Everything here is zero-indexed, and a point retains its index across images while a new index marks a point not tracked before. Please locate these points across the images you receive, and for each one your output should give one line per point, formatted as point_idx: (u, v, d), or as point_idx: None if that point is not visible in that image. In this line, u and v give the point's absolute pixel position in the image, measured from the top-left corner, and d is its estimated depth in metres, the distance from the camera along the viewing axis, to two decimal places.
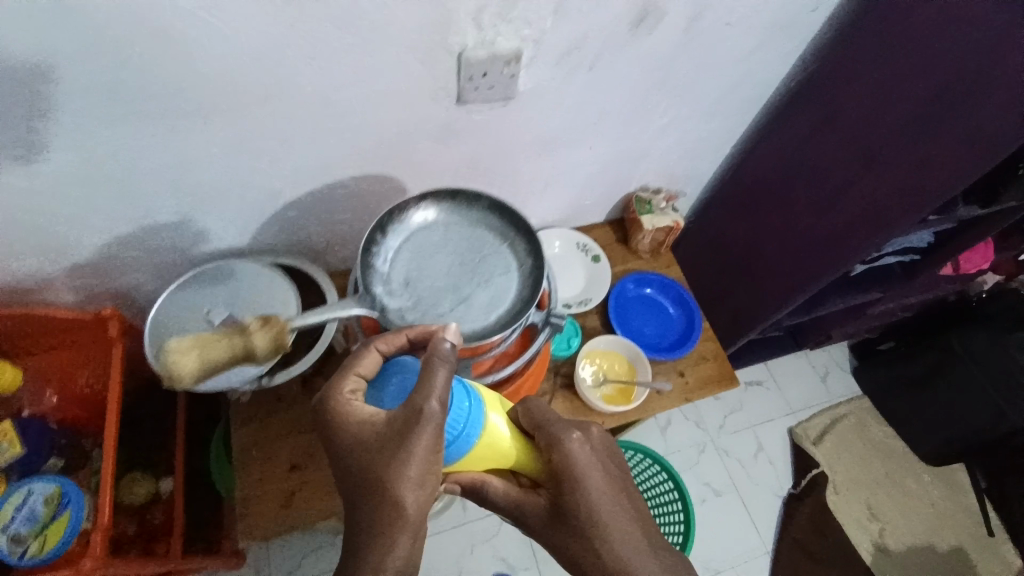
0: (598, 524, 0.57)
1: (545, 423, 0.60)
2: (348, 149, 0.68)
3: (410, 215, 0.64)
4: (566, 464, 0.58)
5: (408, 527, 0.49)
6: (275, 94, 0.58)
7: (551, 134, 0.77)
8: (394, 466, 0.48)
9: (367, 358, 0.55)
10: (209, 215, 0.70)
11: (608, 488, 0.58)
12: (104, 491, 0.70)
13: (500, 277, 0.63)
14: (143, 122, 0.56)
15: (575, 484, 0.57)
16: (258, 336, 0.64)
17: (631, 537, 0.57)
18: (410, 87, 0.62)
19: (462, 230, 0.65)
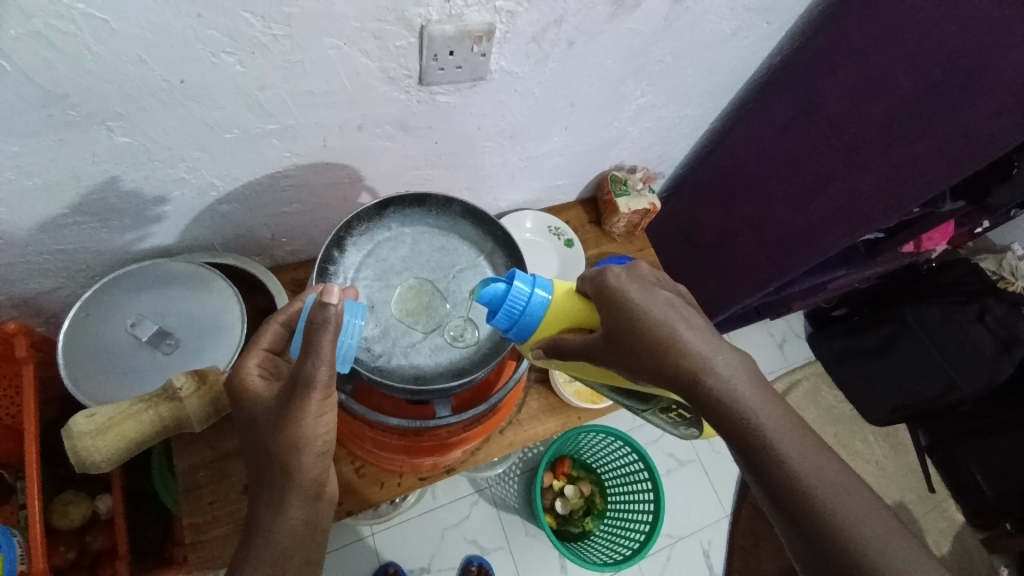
0: (668, 346, 0.46)
1: (586, 275, 0.53)
2: (292, 140, 0.59)
3: (372, 229, 0.63)
4: (611, 290, 0.49)
5: (300, 488, 0.45)
6: (198, 77, 0.48)
7: (521, 117, 0.70)
8: (281, 433, 0.44)
9: (267, 331, 0.51)
10: (125, 213, 0.60)
11: (676, 312, 0.48)
12: (34, 530, 0.63)
13: (475, 296, 0.64)
14: (23, 110, 0.45)
15: (625, 307, 0.48)
16: (187, 401, 0.57)
17: (713, 360, 0.45)
18: (363, 68, 0.53)
19: (434, 239, 0.65)
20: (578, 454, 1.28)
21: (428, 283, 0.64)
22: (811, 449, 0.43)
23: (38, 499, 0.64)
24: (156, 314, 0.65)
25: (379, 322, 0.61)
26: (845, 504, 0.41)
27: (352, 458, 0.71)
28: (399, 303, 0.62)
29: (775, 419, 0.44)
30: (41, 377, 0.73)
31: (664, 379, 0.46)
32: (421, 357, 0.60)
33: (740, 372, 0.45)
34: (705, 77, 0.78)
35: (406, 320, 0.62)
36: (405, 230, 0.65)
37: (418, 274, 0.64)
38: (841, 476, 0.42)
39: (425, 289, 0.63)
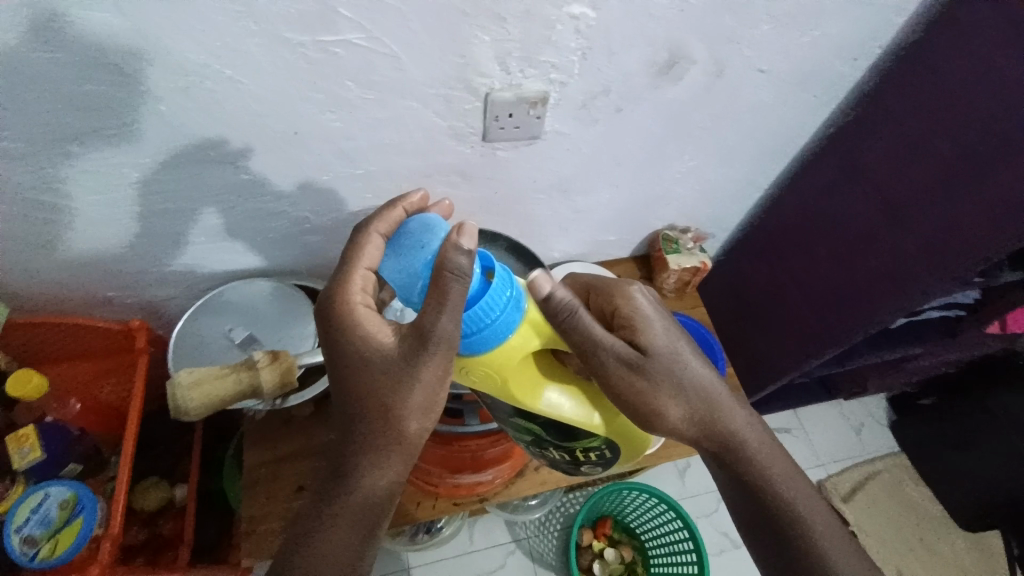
0: (687, 380, 0.56)
1: (601, 286, 0.59)
2: (372, 184, 0.70)
3: None
4: (634, 314, 0.56)
5: (357, 515, 0.52)
6: (304, 128, 0.60)
7: (573, 174, 0.78)
8: (364, 460, 0.52)
9: (370, 245, 0.55)
10: (235, 237, 0.73)
11: (687, 345, 0.57)
12: (117, 500, 0.72)
13: None
14: (175, 148, 0.59)
15: (648, 338, 0.55)
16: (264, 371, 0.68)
17: (717, 389, 0.58)
18: (434, 125, 0.64)
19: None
20: (621, 517, 1.23)
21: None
22: (777, 459, 0.60)
23: (128, 470, 0.75)
24: (246, 323, 0.77)
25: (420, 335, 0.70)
26: (798, 501, 0.59)
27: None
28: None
29: (757, 437, 0.60)
30: (149, 372, 0.86)
31: (674, 382, 0.56)
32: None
33: (731, 403, 0.59)
34: (752, 143, 0.83)
35: None
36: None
37: None
38: (795, 479, 0.60)
39: None
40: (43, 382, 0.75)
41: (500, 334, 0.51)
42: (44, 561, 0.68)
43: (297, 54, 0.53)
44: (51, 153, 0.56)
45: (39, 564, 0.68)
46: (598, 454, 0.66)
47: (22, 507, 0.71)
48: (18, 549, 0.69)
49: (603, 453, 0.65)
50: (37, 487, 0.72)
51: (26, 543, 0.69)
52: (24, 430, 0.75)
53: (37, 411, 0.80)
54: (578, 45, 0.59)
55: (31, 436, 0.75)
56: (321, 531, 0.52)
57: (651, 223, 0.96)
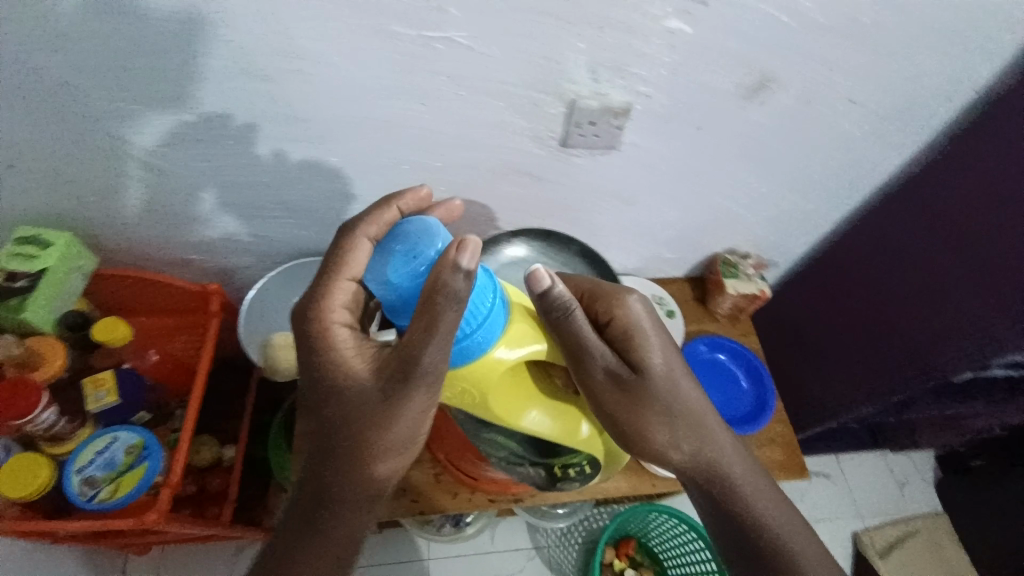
0: (671, 393, 0.59)
1: (598, 291, 0.62)
2: (448, 178, 0.73)
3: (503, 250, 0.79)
4: (630, 321, 0.60)
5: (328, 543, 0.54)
6: (394, 117, 0.63)
7: (642, 188, 0.79)
8: (335, 485, 0.54)
9: (361, 250, 0.54)
10: (312, 216, 0.76)
11: (674, 359, 0.61)
12: (178, 451, 0.75)
13: None
14: (274, 126, 0.62)
15: (639, 348, 0.59)
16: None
17: (700, 406, 0.61)
18: (517, 126, 0.66)
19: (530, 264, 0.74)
20: (646, 540, 1.22)
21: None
22: (755, 481, 0.63)
23: (191, 425, 0.78)
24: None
25: None
26: (775, 527, 0.61)
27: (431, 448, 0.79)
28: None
29: (736, 456, 0.63)
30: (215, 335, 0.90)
31: (659, 394, 0.59)
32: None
33: (711, 421, 0.62)
34: (829, 175, 0.81)
35: None
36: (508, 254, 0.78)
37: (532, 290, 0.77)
38: (773, 504, 0.62)
39: None
40: (128, 332, 0.80)
41: (480, 346, 0.51)
42: (102, 503, 0.72)
43: (399, 45, 0.55)
44: (164, 119, 0.60)
45: (95, 505, 0.71)
46: (578, 470, 0.67)
47: (90, 448, 0.75)
48: (79, 488, 0.73)
49: (583, 470, 0.67)
50: (105, 431, 0.77)
51: (88, 483, 0.73)
52: (103, 375, 0.80)
53: (118, 357, 0.85)
54: (670, 59, 0.60)
55: (108, 381, 0.80)
56: (302, 554, 0.54)
57: (712, 245, 0.95)
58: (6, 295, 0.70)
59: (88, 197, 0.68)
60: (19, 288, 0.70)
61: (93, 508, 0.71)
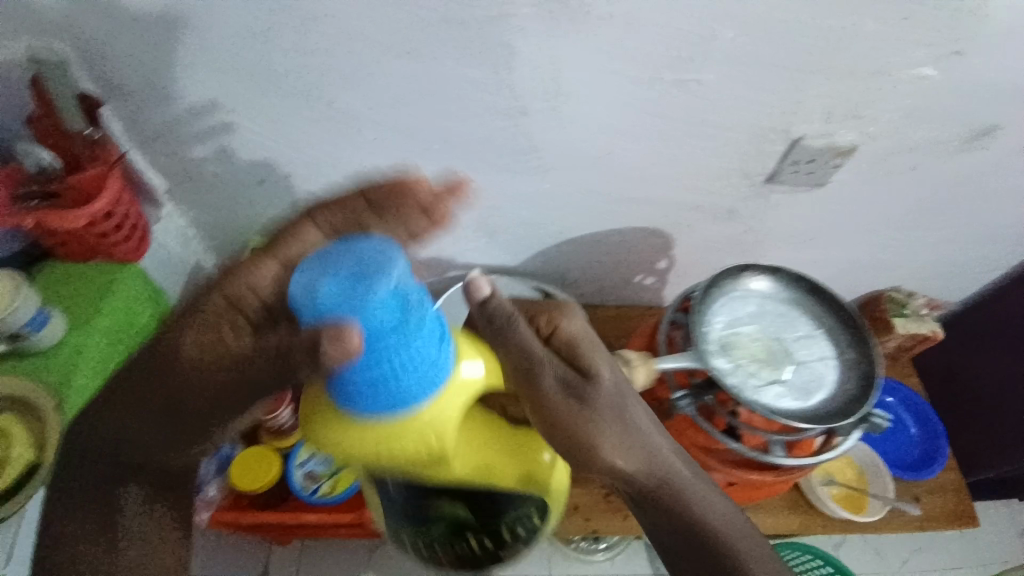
0: (596, 416, 0.47)
1: (545, 304, 0.52)
2: (642, 206, 0.76)
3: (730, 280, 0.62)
4: (569, 340, 0.49)
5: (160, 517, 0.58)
6: (619, 150, 0.66)
7: (826, 223, 0.80)
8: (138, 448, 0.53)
9: (310, 234, 0.47)
10: (504, 236, 0.81)
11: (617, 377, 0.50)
12: None
13: (815, 362, 0.59)
14: (508, 155, 0.66)
15: (587, 370, 0.48)
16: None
17: (655, 439, 0.51)
18: (731, 161, 0.68)
19: (775, 305, 0.62)
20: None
21: (767, 333, 0.61)
22: (738, 526, 0.50)
23: None
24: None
25: (726, 358, 0.58)
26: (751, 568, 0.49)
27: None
28: (734, 345, 0.59)
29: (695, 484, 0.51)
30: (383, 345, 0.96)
31: (622, 427, 0.49)
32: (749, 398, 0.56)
33: (660, 446, 0.51)
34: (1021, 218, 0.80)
35: (747, 363, 0.59)
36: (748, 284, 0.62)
37: (757, 325, 0.61)
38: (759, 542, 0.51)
39: (763, 340, 0.60)
40: None
41: (429, 384, 0.37)
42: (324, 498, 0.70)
43: (656, 87, 0.58)
44: (414, 147, 0.64)
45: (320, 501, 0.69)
46: (526, 527, 0.49)
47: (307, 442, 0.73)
48: (301, 483, 0.70)
49: (533, 522, 0.49)
50: None
51: (308, 478, 0.71)
52: None
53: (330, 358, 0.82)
54: (907, 104, 0.61)
55: None
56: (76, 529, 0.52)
57: (874, 281, 0.94)
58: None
59: None
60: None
61: (317, 504, 0.70)
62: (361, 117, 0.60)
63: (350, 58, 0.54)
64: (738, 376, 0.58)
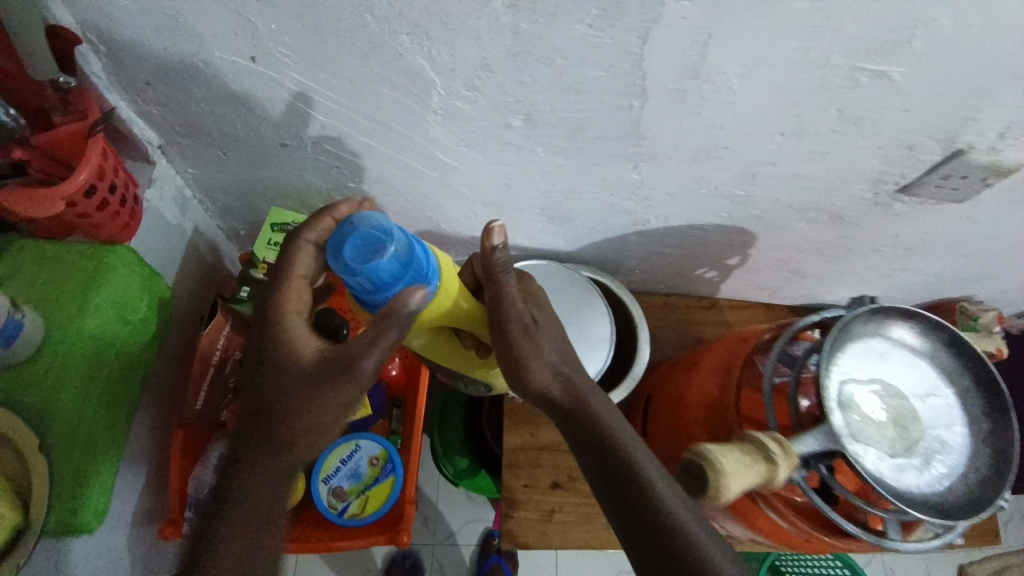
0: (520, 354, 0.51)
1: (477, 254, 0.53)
2: (739, 205, 0.64)
3: (855, 325, 0.53)
4: (493, 273, 0.51)
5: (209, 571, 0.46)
6: (741, 146, 0.53)
7: (936, 237, 0.70)
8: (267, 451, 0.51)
9: (302, 254, 0.45)
10: (566, 223, 0.68)
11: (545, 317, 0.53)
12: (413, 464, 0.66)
13: (939, 431, 0.53)
14: (602, 142, 0.53)
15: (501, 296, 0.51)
16: (727, 453, 0.40)
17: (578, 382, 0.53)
18: (866, 166, 0.56)
19: (900, 356, 0.54)
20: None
21: (893, 389, 0.53)
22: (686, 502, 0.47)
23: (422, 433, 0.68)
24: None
25: (849, 421, 0.50)
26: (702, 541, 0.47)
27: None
28: (859, 403, 0.51)
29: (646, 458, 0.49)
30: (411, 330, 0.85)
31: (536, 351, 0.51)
32: (880, 477, 0.49)
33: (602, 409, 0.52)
34: None
35: (869, 426, 0.51)
36: (870, 332, 0.54)
37: (882, 380, 0.53)
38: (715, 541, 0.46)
39: (886, 398, 0.53)
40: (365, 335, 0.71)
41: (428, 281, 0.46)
42: (354, 518, 0.63)
43: (826, 78, 0.45)
44: (494, 124, 0.50)
45: (348, 522, 0.62)
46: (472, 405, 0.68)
47: (332, 456, 0.64)
48: (327, 500, 0.63)
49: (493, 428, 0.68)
50: (349, 437, 0.65)
51: (335, 495, 0.63)
52: None
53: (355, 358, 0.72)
54: None
55: None
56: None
57: (950, 291, 0.86)
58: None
59: (351, 181, 0.60)
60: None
61: (346, 525, 0.63)
62: (441, 85, 0.45)
63: (446, 10, 0.38)
64: (861, 443, 0.50)
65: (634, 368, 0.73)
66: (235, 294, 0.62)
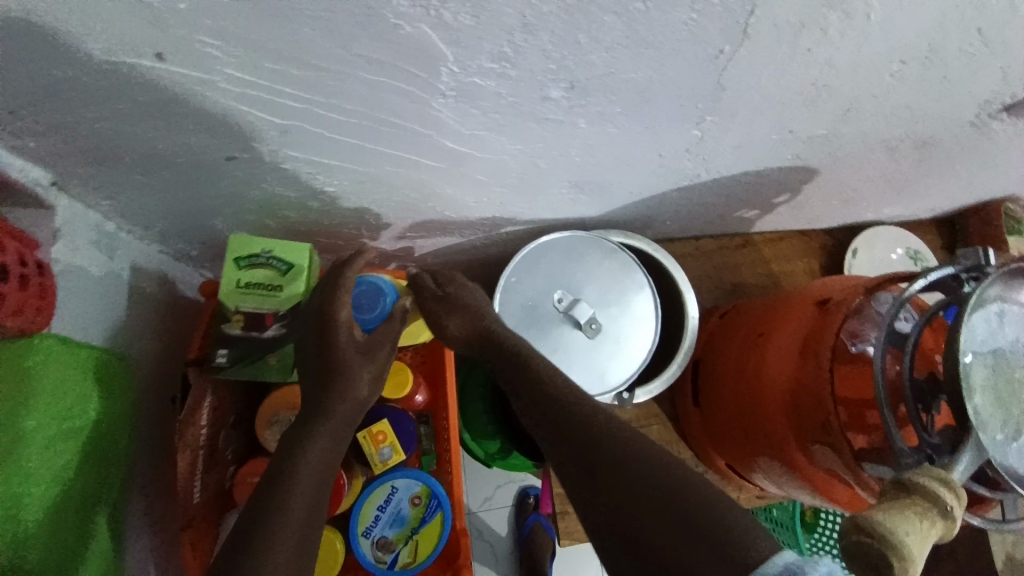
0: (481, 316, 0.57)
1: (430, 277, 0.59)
2: (809, 147, 0.52)
3: (979, 292, 0.44)
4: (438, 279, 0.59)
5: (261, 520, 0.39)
6: (843, 83, 0.40)
7: (1018, 149, 0.60)
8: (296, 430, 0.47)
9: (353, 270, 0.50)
10: (598, 191, 0.55)
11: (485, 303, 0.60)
12: (455, 494, 0.59)
13: None
14: (666, 102, 0.39)
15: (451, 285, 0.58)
16: (912, 530, 0.29)
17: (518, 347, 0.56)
18: (982, 87, 0.45)
19: (1019, 317, 0.46)
20: None
21: (1013, 360, 0.45)
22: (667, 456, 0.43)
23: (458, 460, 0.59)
24: (572, 285, 0.63)
25: (979, 407, 0.42)
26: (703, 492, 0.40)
27: (709, 447, 0.69)
28: (984, 386, 0.43)
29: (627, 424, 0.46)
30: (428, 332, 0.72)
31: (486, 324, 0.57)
32: (1011, 470, 0.42)
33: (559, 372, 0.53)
34: None
35: (999, 409, 0.43)
36: (990, 297, 0.45)
37: (1003, 349, 0.45)
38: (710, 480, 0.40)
39: (1009, 371, 0.45)
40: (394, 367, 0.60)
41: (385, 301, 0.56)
42: (408, 568, 0.56)
43: None
44: (527, 99, 0.36)
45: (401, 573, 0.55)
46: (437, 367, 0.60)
47: (369, 504, 0.56)
48: (374, 555, 0.56)
49: None
50: (382, 480, 0.57)
51: (381, 547, 0.56)
52: (378, 426, 0.57)
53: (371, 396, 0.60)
54: None
55: (387, 433, 0.58)
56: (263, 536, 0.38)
57: (1001, 195, 0.78)
58: (260, 352, 0.50)
59: (328, 185, 0.45)
60: (269, 339, 0.50)
61: None
62: (457, 61, 0.31)
63: None
64: (994, 432, 0.42)
65: (685, 340, 0.66)
66: (209, 358, 0.49)
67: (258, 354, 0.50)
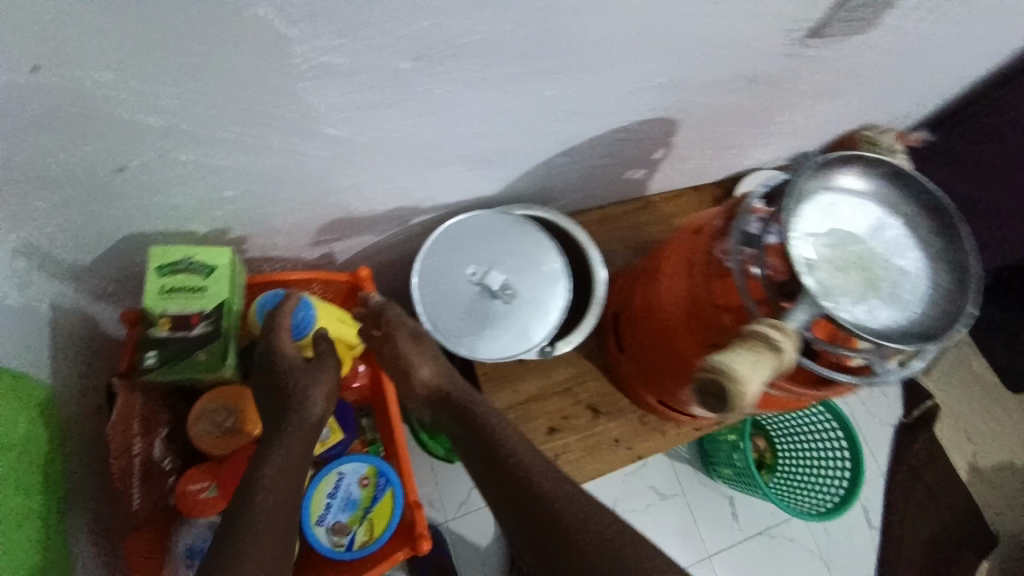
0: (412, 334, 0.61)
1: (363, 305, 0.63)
2: (657, 96, 0.60)
3: (802, 185, 0.51)
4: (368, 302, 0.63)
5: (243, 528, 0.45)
6: (653, 28, 0.48)
7: (838, 76, 0.70)
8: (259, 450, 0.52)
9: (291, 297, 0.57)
10: (485, 165, 0.61)
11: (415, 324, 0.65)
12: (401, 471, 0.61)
13: (897, 263, 0.53)
14: (507, 65, 0.46)
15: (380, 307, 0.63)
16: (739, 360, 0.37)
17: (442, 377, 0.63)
18: (775, 18, 0.53)
19: (847, 202, 0.53)
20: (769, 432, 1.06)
21: (847, 238, 0.52)
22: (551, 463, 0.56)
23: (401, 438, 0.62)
24: (483, 259, 0.68)
25: (819, 279, 0.49)
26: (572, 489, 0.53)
27: (640, 391, 0.73)
28: (823, 262, 0.50)
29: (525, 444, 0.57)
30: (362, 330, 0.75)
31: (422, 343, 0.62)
32: (861, 324, 0.48)
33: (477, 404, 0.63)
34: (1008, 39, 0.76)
35: (839, 279, 0.50)
36: (815, 189, 0.52)
37: (836, 231, 0.52)
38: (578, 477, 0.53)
39: (845, 248, 0.52)
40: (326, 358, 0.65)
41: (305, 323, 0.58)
42: (366, 546, 0.57)
43: None
44: (383, 74, 0.42)
45: (360, 552, 0.57)
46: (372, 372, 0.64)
47: (319, 493, 0.58)
48: (330, 541, 0.57)
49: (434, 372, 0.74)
50: (329, 468, 0.59)
51: (337, 532, 0.58)
52: None
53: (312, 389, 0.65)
54: None
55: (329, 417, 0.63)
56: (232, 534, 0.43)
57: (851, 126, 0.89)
58: (189, 349, 0.54)
59: (227, 188, 0.49)
60: (197, 337, 0.54)
61: (360, 557, 0.57)
62: (305, 40, 0.36)
63: None
64: (836, 297, 0.49)
65: (596, 292, 0.71)
66: (138, 361, 0.53)
67: (187, 351, 0.54)
